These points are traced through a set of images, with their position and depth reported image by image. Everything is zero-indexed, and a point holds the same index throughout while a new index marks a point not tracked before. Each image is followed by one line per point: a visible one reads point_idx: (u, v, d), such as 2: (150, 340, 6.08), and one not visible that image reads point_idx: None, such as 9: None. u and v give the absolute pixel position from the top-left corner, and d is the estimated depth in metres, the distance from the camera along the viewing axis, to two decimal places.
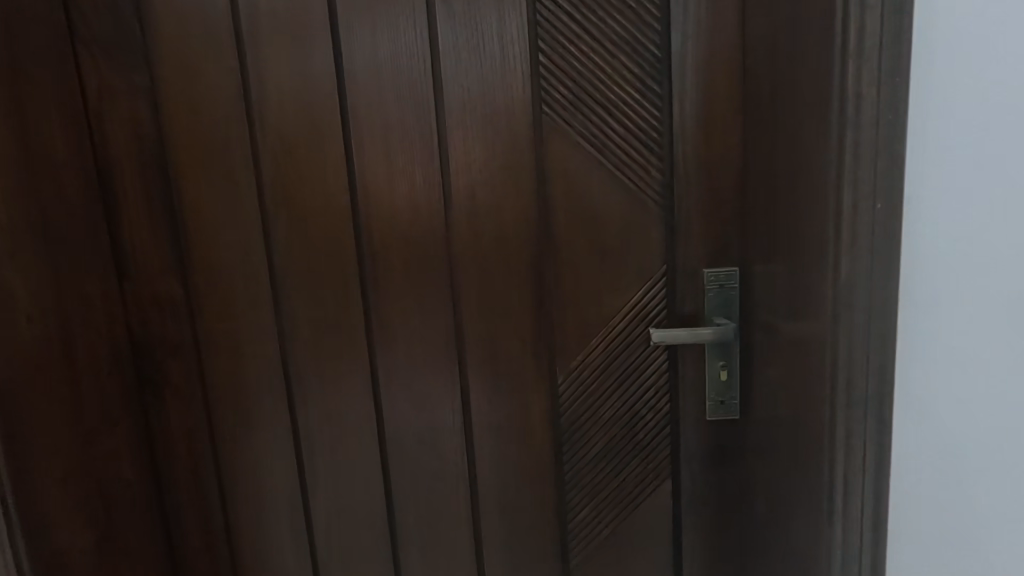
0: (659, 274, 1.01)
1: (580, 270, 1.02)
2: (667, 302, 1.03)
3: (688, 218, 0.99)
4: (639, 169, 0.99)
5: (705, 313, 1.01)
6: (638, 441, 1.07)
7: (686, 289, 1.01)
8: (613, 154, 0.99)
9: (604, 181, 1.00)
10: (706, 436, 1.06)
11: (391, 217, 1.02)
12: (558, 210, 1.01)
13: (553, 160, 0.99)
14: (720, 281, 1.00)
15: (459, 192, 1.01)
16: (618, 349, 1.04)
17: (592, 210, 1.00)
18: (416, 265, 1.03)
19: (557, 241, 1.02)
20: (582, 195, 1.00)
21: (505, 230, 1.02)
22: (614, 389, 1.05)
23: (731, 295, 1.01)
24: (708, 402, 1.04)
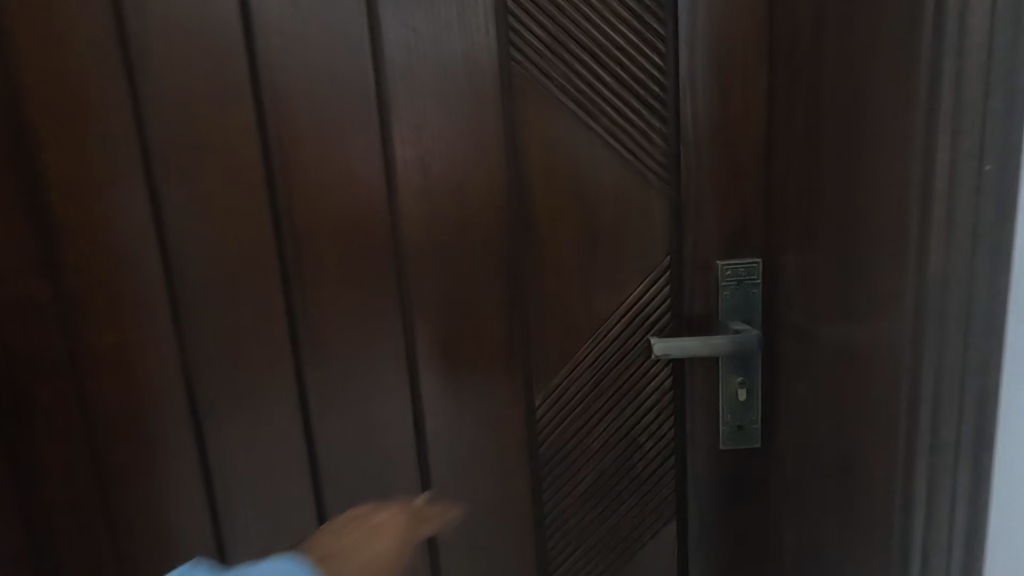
0: (662, 268, 0.80)
1: (562, 263, 0.81)
2: (672, 304, 0.81)
3: (698, 198, 0.78)
4: (636, 133, 0.77)
5: (720, 317, 0.81)
6: (636, 475, 0.86)
7: (697, 286, 0.80)
8: (603, 113, 0.77)
9: (592, 151, 0.78)
10: (720, 466, 0.85)
11: (319, 197, 0.80)
12: (533, 187, 0.79)
13: (526, 124, 0.78)
14: (739, 276, 0.79)
15: (406, 164, 0.79)
16: (610, 362, 0.83)
17: (577, 188, 0.79)
18: (354, 258, 0.81)
19: (532, 227, 0.80)
20: (564, 166, 0.78)
21: (467, 212, 0.80)
22: (605, 412, 0.84)
23: (752, 294, 0.80)
24: (723, 427, 0.83)
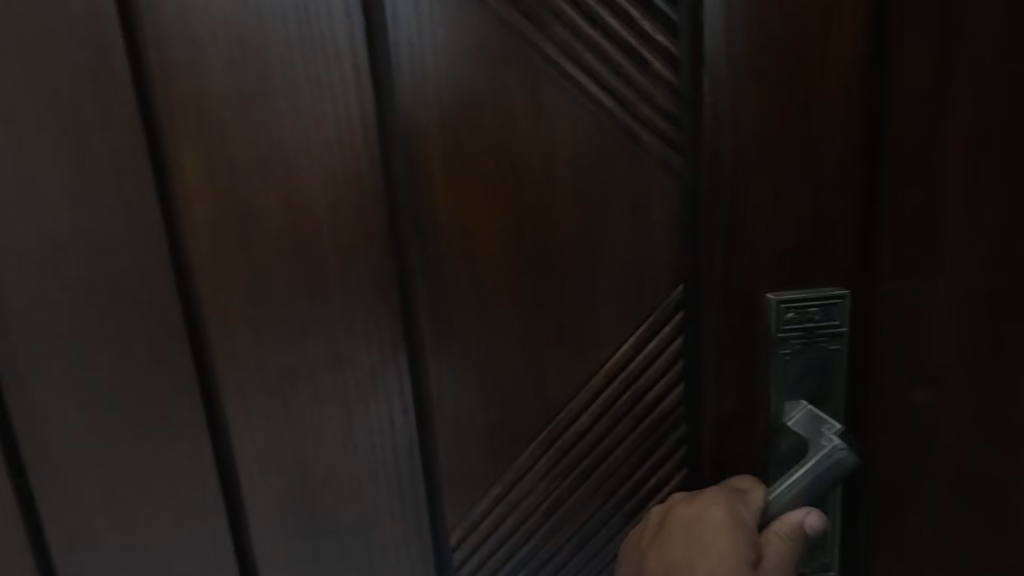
0: (667, 307, 0.45)
1: (487, 300, 0.45)
2: (687, 368, 0.46)
3: (738, 176, 0.42)
4: (619, 58, 0.41)
5: (767, 394, 0.46)
6: None
7: (728, 340, 0.45)
8: (555, 17, 0.41)
9: (539, 86, 0.41)
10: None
11: (19, 185, 0.41)
12: (431, 159, 0.42)
13: (411, 34, 0.41)
14: (806, 322, 0.44)
15: (184, 120, 0.41)
16: (580, 466, 0.48)
17: (514, 157, 0.42)
18: (103, 298, 0.43)
19: (435, 236, 0.44)
20: (484, 121, 0.42)
21: (309, 213, 0.43)
22: (573, 545, 0.49)
23: (829, 352, 0.44)
24: None
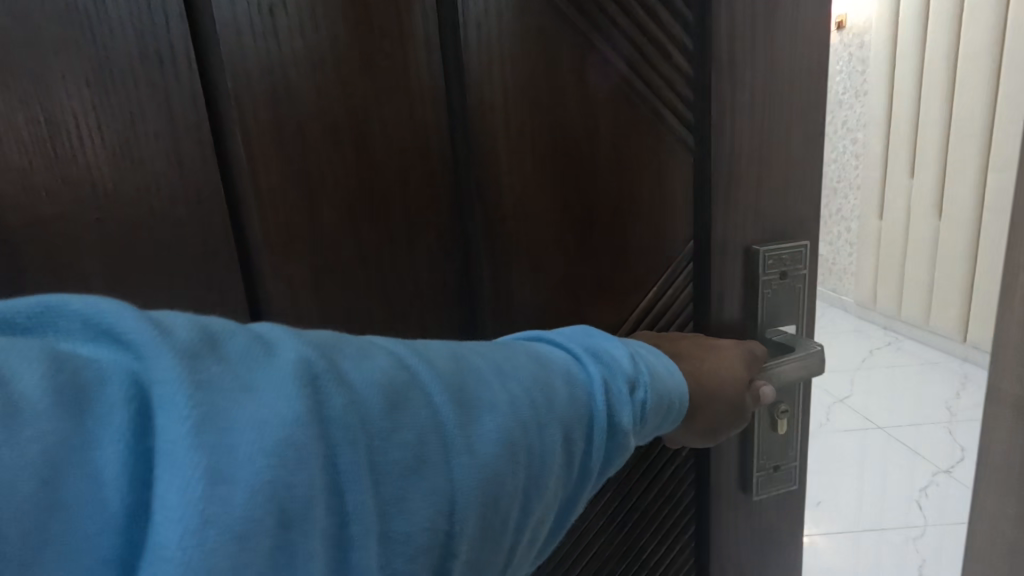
0: (681, 260, 0.55)
1: (540, 251, 0.52)
2: (696, 310, 0.56)
3: (738, 148, 0.52)
4: (645, 50, 0.51)
5: (756, 327, 0.57)
6: (640, 560, 0.61)
7: (730, 285, 0.55)
8: (596, 14, 0.49)
9: (585, 74, 0.50)
10: (736, 538, 0.62)
11: (49, 139, 0.39)
12: (495, 130, 0.49)
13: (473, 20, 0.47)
14: (784, 264, 0.56)
15: (250, 81, 0.42)
16: None
17: (563, 129, 0.51)
18: (154, 262, 0.43)
19: (496, 199, 0.50)
20: (541, 98, 0.50)
21: (372, 180, 0.47)
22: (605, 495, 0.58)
23: (797, 287, 0.57)
24: (757, 474, 0.60)
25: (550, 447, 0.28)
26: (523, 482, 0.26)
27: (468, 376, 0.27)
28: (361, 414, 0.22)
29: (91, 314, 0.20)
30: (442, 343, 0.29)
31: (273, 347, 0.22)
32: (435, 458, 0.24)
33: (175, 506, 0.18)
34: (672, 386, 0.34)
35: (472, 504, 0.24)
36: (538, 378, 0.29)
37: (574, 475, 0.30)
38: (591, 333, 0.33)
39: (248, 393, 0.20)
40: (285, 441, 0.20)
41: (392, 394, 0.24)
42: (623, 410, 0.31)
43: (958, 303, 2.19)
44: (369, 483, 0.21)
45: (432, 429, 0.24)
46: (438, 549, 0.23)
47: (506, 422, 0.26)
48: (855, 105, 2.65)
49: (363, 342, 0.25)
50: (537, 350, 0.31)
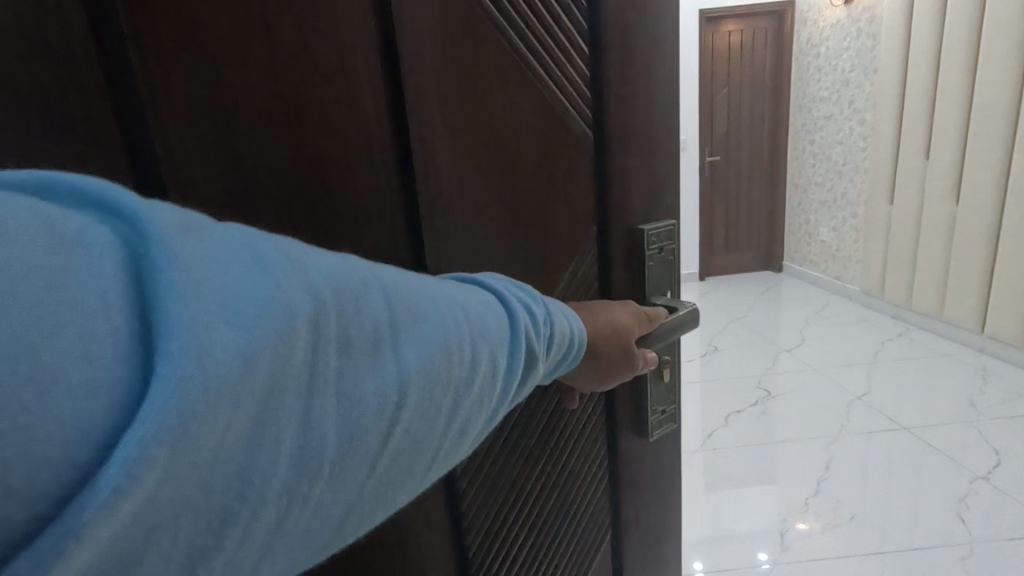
0: (589, 245, 0.64)
1: (483, 238, 0.57)
2: (600, 283, 0.66)
3: (626, 150, 0.63)
4: (558, 60, 0.57)
5: (645, 294, 0.69)
6: (569, 501, 0.72)
7: (625, 262, 0.67)
8: (516, 28, 0.54)
9: (509, 81, 0.55)
10: (632, 479, 0.75)
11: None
12: (436, 130, 0.52)
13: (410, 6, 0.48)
14: (662, 243, 0.67)
15: (175, 82, 0.42)
16: (539, 392, 0.65)
17: (494, 130, 0.55)
18: None
19: (440, 192, 0.53)
20: (478, 100, 0.54)
21: (322, 167, 0.48)
22: (539, 449, 0.67)
23: (671, 261, 0.70)
24: (652, 417, 0.73)
25: (474, 346, 0.38)
26: (454, 375, 0.36)
27: (407, 286, 0.35)
28: (329, 293, 0.29)
29: (104, 193, 0.24)
30: (393, 265, 0.37)
31: (250, 238, 0.28)
32: (386, 334, 0.32)
33: (179, 331, 0.23)
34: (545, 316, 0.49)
35: (413, 379, 0.32)
36: (459, 299, 0.39)
37: (490, 376, 0.40)
38: (485, 280, 0.46)
39: (237, 264, 0.26)
40: (272, 298, 0.26)
41: (352, 287, 0.31)
42: (520, 326, 0.43)
43: (976, 297, 2.75)
44: (331, 348, 0.28)
45: (383, 315, 0.32)
46: (382, 410, 0.30)
47: (440, 320, 0.35)
48: (864, 82, 3.46)
49: (321, 250, 0.32)
50: (455, 286, 0.41)
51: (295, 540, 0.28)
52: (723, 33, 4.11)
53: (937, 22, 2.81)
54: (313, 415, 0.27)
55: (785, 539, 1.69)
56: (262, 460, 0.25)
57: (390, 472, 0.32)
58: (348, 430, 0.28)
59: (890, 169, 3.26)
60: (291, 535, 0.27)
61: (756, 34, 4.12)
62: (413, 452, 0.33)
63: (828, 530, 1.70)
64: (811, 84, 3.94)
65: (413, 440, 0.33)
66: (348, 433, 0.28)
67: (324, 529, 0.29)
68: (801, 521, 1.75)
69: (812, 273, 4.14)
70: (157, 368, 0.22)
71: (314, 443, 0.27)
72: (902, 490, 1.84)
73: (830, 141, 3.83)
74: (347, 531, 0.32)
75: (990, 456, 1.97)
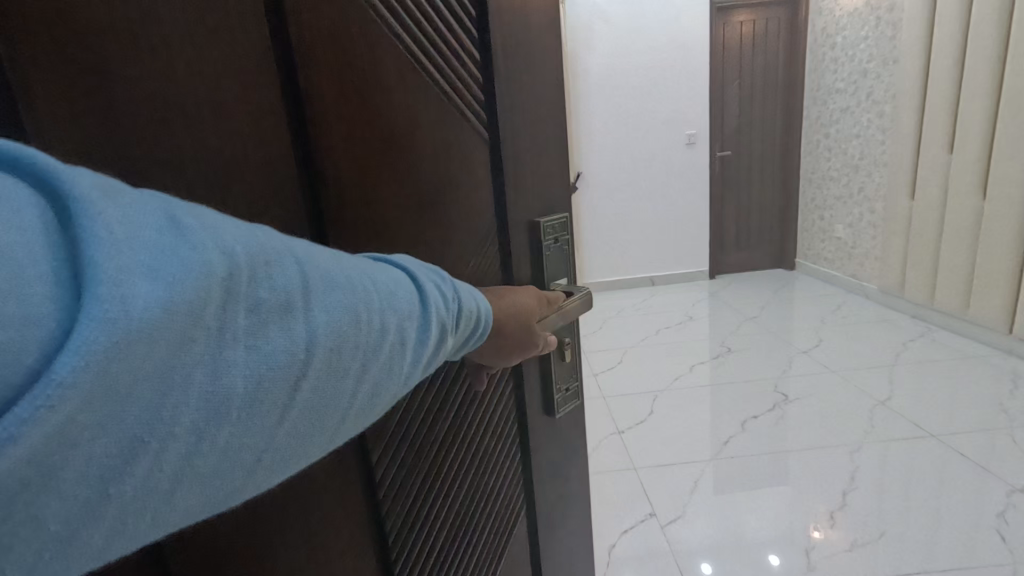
0: (489, 237, 0.70)
1: (387, 229, 0.61)
2: (502, 271, 0.72)
3: (516, 151, 0.70)
4: (450, 73, 0.64)
5: (545, 279, 0.76)
6: (486, 478, 0.77)
7: (524, 252, 0.73)
8: (410, 43, 0.60)
9: (404, 87, 0.61)
10: (539, 454, 0.81)
11: None
12: (334, 130, 0.56)
13: (305, 8, 0.52)
14: (557, 233, 0.75)
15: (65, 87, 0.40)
16: (451, 376, 0.70)
17: (393, 133, 0.60)
18: None
19: (340, 188, 0.57)
20: (376, 105, 0.59)
21: (230, 168, 0.50)
22: (455, 429, 0.71)
23: (567, 250, 0.77)
24: (558, 394, 0.80)
25: (383, 313, 0.43)
26: (364, 341, 0.41)
27: (321, 260, 0.41)
28: (246, 259, 0.35)
29: (49, 168, 0.30)
30: (312, 244, 0.44)
31: (176, 213, 0.34)
32: (298, 296, 0.38)
33: (107, 278, 0.28)
34: (459, 292, 0.57)
35: (321, 340, 0.38)
36: (368, 273, 0.45)
37: (401, 341, 0.45)
38: (400, 261, 0.53)
39: (165, 232, 0.32)
40: (193, 259, 0.32)
41: (265, 256, 0.37)
42: (428, 295, 0.50)
43: (1001, 296, 3.10)
44: (240, 308, 0.34)
45: (296, 281, 0.38)
46: (289, 363, 0.36)
47: (351, 288, 0.42)
48: (883, 70, 4.12)
49: (242, 226, 0.38)
50: (367, 264, 0.47)
51: (209, 473, 0.33)
52: (733, 24, 5.14)
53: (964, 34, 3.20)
54: (222, 360, 0.33)
55: (812, 556, 1.84)
56: (175, 394, 0.30)
57: (301, 422, 0.37)
58: (255, 371, 0.34)
59: (899, 178, 3.84)
60: (203, 467, 0.32)
61: (773, 20, 5.20)
62: (321, 400, 0.39)
63: (856, 547, 1.87)
64: (827, 74, 4.86)
65: (322, 389, 0.39)
66: (254, 379, 0.34)
67: (238, 468, 0.35)
68: (816, 530, 1.95)
69: (835, 275, 4.97)
70: (84, 306, 0.27)
71: (222, 385, 0.32)
72: (918, 505, 2.03)
73: (850, 135, 4.60)
74: (263, 474, 0.37)
75: (1019, 451, 2.27)
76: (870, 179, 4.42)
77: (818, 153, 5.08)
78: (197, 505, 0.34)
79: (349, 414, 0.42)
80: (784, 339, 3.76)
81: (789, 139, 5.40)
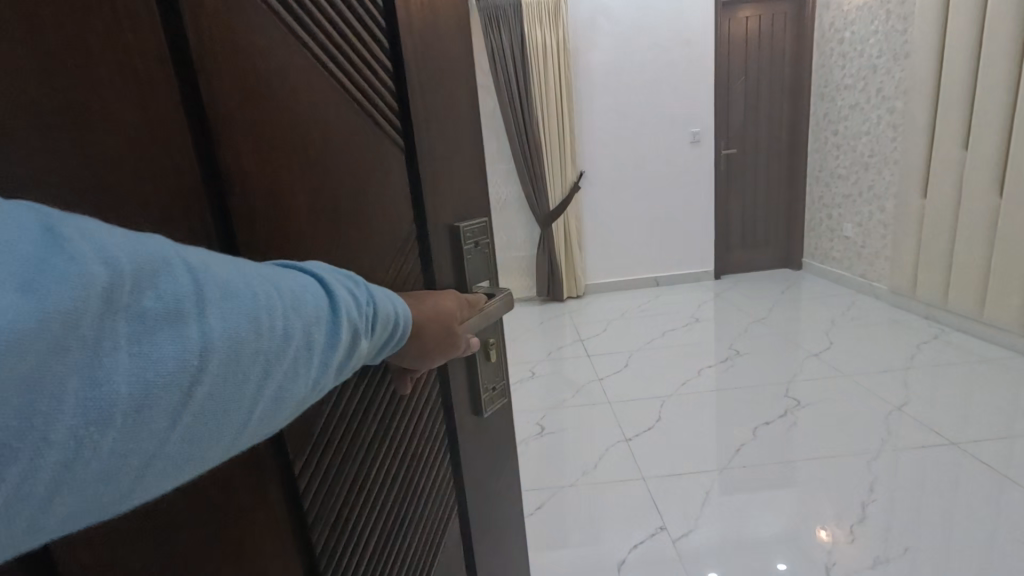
0: (409, 244, 0.73)
1: (302, 239, 0.63)
2: (424, 276, 0.75)
3: (432, 161, 0.73)
4: (365, 87, 0.66)
5: (467, 282, 0.78)
6: (418, 480, 0.79)
7: (444, 257, 0.76)
8: (321, 59, 0.63)
9: (317, 103, 0.63)
10: (469, 452, 0.85)
11: None
12: (241, 145, 0.57)
13: (207, 27, 0.54)
14: (477, 237, 0.77)
15: None
16: (376, 382, 0.71)
17: (307, 146, 0.62)
18: None
19: (250, 200, 0.58)
20: (288, 119, 0.61)
21: (130, 182, 0.50)
22: (384, 433, 0.73)
23: (488, 253, 0.79)
24: (485, 394, 0.83)
25: (285, 317, 0.45)
26: (262, 346, 0.43)
27: (217, 268, 0.43)
28: (130, 271, 0.37)
29: None
30: (213, 254, 0.45)
31: (55, 231, 0.36)
32: (189, 305, 0.39)
33: None
34: (379, 297, 0.58)
35: (214, 347, 0.40)
36: (272, 279, 0.47)
37: (308, 344, 0.47)
38: (316, 268, 0.55)
39: (40, 250, 0.34)
40: (68, 273, 0.33)
41: (151, 267, 0.38)
42: (339, 298, 0.52)
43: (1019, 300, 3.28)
44: (120, 318, 0.36)
45: (186, 290, 0.40)
46: (179, 369, 0.38)
47: (251, 294, 0.43)
48: (894, 67, 4.30)
49: (132, 239, 0.40)
50: (274, 271, 0.49)
51: (93, 478, 0.35)
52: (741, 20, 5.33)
53: (976, 42, 3.39)
54: (100, 369, 0.34)
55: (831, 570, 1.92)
56: (48, 403, 0.32)
57: (195, 426, 0.39)
58: (141, 378, 0.36)
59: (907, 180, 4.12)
60: (85, 472, 0.34)
61: (777, 17, 5.39)
62: (218, 404, 0.41)
63: (878, 564, 1.94)
64: (835, 71, 5.07)
65: (219, 393, 0.40)
66: (139, 385, 0.36)
67: (125, 472, 0.37)
68: (824, 528, 2.12)
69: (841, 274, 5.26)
70: None
71: (102, 392, 0.34)
72: (924, 523, 2.10)
73: (857, 133, 4.80)
74: (156, 477, 0.39)
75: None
76: (877, 177, 4.65)
77: (824, 153, 5.35)
78: (80, 510, 0.36)
79: (252, 418, 0.44)
80: (790, 339, 4.05)
81: (795, 138, 5.66)
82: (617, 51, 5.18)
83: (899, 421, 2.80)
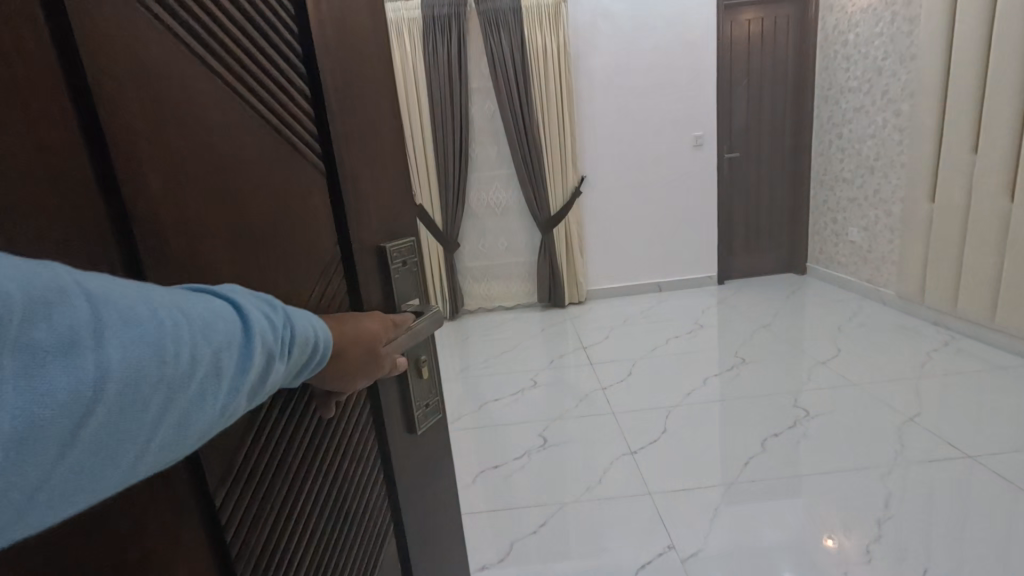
0: (332, 265, 0.74)
1: (215, 264, 0.60)
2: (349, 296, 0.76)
3: (356, 186, 0.76)
4: (286, 120, 0.68)
5: (396, 300, 0.78)
6: (352, 500, 0.79)
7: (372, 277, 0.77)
8: (241, 93, 0.64)
9: (237, 134, 0.63)
10: (403, 469, 0.85)
11: None
12: (150, 167, 0.54)
13: (105, 51, 0.50)
14: (403, 257, 0.77)
15: None
16: (303, 404, 0.71)
17: (229, 172, 0.62)
18: None
19: (157, 225, 0.55)
20: (203, 145, 0.59)
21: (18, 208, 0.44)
22: (314, 455, 0.73)
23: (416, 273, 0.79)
24: (418, 412, 0.84)
25: (191, 344, 0.44)
26: (164, 374, 0.42)
27: (119, 296, 0.42)
28: (24, 304, 0.35)
29: None
30: (113, 279, 0.44)
31: None
32: (86, 336, 0.38)
33: None
34: (298, 318, 0.58)
35: (111, 379, 0.39)
36: (180, 306, 0.46)
37: (217, 369, 0.47)
38: (231, 290, 0.54)
39: None
40: None
41: (46, 299, 0.37)
42: (254, 323, 0.51)
43: None
44: (7, 353, 0.34)
45: (83, 321, 0.38)
46: (71, 401, 0.37)
47: (154, 323, 0.42)
48: (897, 69, 4.23)
49: (25, 266, 0.38)
50: (182, 295, 0.48)
51: None
52: (743, 23, 5.28)
53: (984, 44, 3.30)
54: None
55: None
56: None
57: (84, 458, 0.39)
58: (26, 412, 0.35)
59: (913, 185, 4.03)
60: None
61: (778, 19, 5.33)
62: (113, 433, 0.40)
63: None
64: (838, 73, 5.01)
65: (113, 422, 0.40)
66: (25, 420, 0.35)
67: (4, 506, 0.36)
68: (830, 536, 2.11)
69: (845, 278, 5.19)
70: None
71: None
72: (935, 541, 2.04)
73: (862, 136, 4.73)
74: (42, 507, 0.38)
75: None
76: (881, 180, 4.58)
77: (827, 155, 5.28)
78: None
79: (149, 446, 0.43)
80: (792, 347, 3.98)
81: (797, 142, 5.61)
82: (618, 55, 5.15)
83: (902, 433, 2.74)
